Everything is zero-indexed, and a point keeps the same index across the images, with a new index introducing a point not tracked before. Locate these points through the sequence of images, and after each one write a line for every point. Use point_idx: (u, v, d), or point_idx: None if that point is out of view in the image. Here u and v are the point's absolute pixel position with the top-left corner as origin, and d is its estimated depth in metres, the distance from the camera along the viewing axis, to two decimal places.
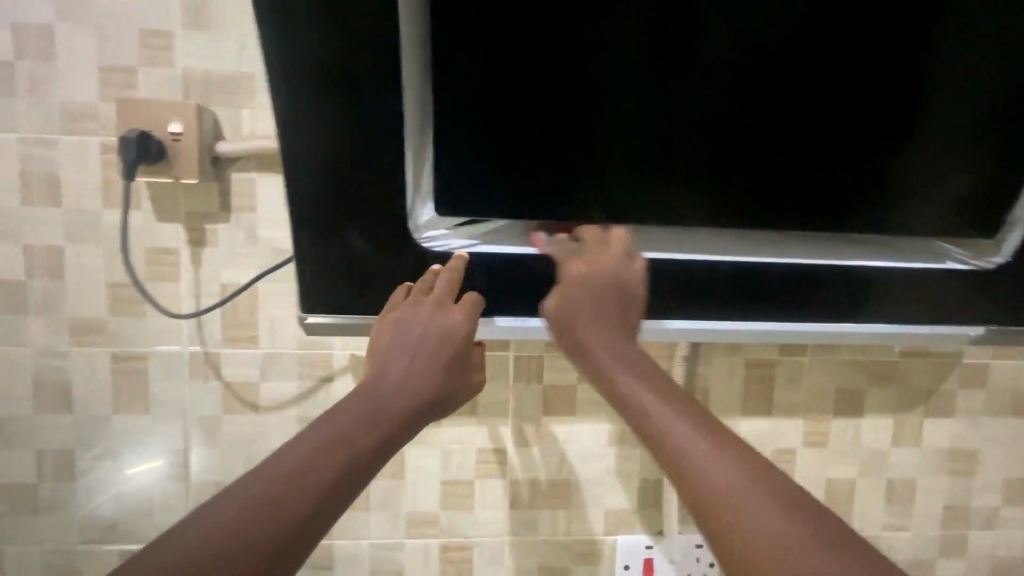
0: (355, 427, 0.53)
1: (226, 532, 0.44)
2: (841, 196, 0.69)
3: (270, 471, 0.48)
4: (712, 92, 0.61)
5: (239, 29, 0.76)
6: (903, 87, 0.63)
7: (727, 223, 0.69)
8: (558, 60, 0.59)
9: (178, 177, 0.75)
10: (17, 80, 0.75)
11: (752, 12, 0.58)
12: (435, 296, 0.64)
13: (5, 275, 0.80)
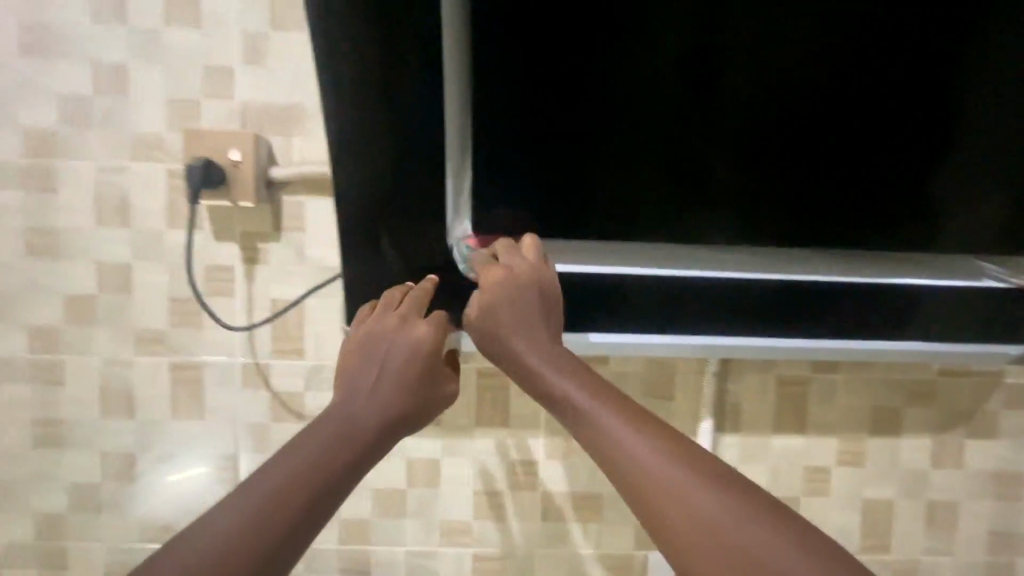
0: (338, 444, 0.57)
1: (226, 540, 0.50)
2: (844, 195, 0.69)
3: (260, 493, 0.52)
4: (725, 116, 0.64)
5: (293, 63, 0.82)
6: (912, 84, 0.63)
7: (751, 241, 0.72)
8: (563, 66, 0.61)
9: (235, 200, 0.81)
10: (95, 113, 0.82)
11: (758, 42, 0.61)
12: (402, 311, 0.66)
13: (79, 290, 0.87)
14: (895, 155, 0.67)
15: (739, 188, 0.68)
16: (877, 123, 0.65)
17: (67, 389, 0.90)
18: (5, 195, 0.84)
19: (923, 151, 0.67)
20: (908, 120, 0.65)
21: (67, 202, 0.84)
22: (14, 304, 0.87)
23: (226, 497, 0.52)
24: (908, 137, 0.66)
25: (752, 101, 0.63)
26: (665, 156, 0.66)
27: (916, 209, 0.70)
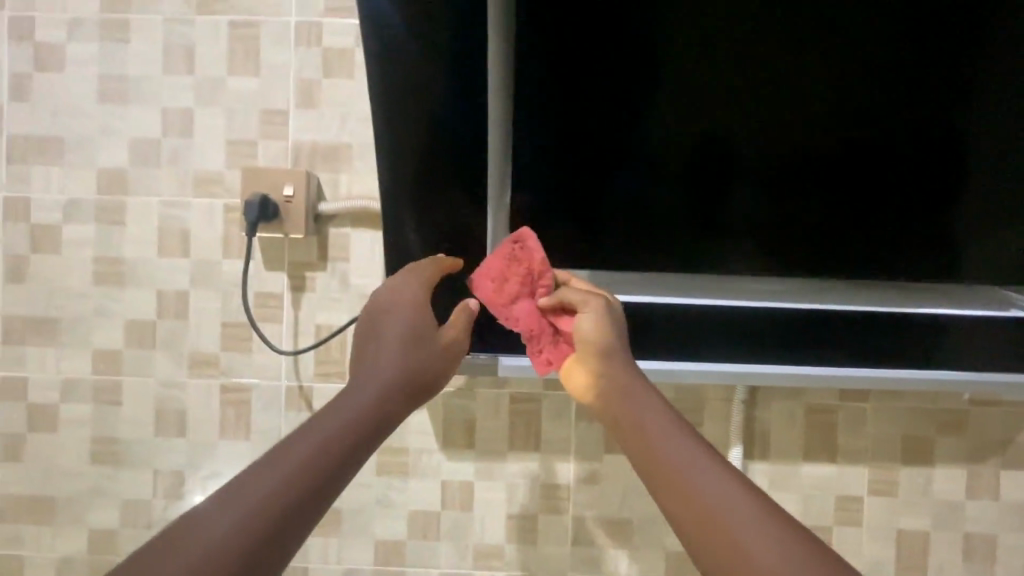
0: (338, 433, 0.53)
1: (216, 546, 0.44)
2: (856, 192, 0.70)
3: (256, 489, 0.47)
4: (725, 131, 0.67)
5: (342, 106, 0.89)
6: (903, 86, 0.65)
7: (768, 255, 0.74)
8: (585, 70, 0.64)
9: (287, 233, 0.87)
10: (162, 153, 0.90)
11: (744, 58, 0.64)
12: (394, 282, 0.65)
13: (140, 315, 0.93)
14: (906, 152, 0.68)
15: (754, 184, 0.70)
16: (887, 120, 0.67)
17: (124, 409, 0.95)
18: (79, 228, 0.91)
19: (933, 149, 0.68)
20: (919, 116, 0.66)
21: (133, 234, 0.91)
22: (81, 328, 0.94)
23: (223, 490, 0.47)
24: (918, 134, 0.67)
25: (764, 98, 0.66)
26: (680, 156, 0.68)
27: (929, 209, 0.71)
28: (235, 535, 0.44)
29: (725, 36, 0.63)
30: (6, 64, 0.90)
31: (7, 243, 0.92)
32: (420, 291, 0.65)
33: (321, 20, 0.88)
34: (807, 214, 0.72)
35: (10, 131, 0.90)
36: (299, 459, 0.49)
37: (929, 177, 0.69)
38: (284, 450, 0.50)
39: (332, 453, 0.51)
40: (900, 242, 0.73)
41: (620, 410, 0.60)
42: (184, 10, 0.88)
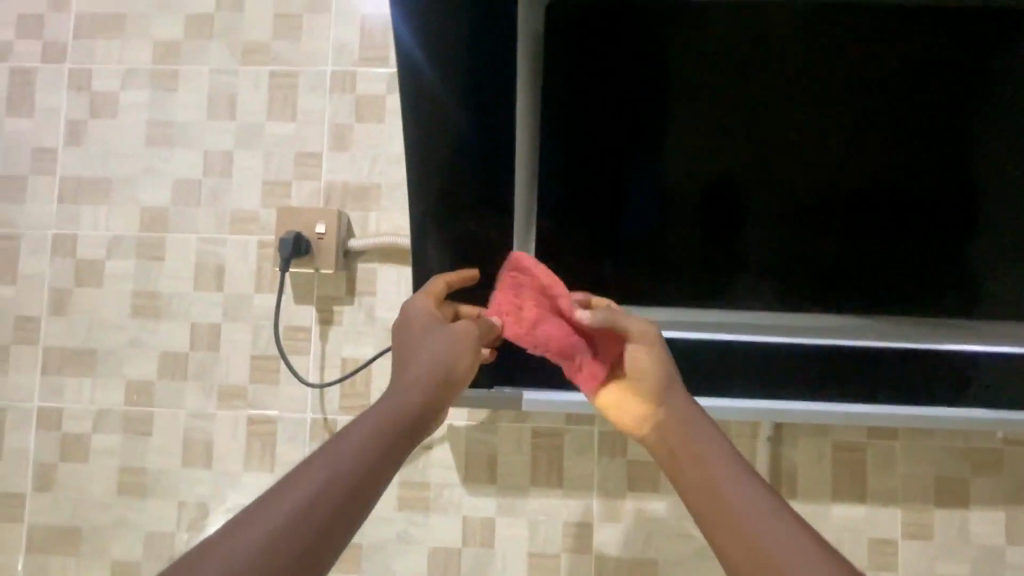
0: (354, 459, 0.49)
1: None
2: (872, 196, 0.66)
3: (269, 520, 0.44)
4: (727, 132, 0.64)
5: (372, 148, 0.93)
6: (912, 84, 0.62)
7: (780, 268, 0.69)
8: (581, 68, 0.61)
9: (318, 267, 0.91)
10: (202, 193, 0.95)
11: (745, 58, 0.62)
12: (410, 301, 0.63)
13: (174, 347, 0.96)
14: (921, 151, 0.64)
15: (761, 188, 0.66)
16: (898, 117, 0.63)
17: (153, 439, 0.97)
18: (121, 264, 0.96)
19: (949, 149, 0.64)
20: (931, 112, 0.63)
21: (172, 269, 0.95)
22: (118, 360, 0.97)
23: (239, 517, 0.45)
24: (933, 132, 0.63)
25: (766, 97, 0.63)
26: (683, 159, 0.64)
27: (951, 214, 0.66)
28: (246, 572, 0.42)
29: (722, 29, 0.61)
30: (63, 111, 0.96)
31: (54, 278, 0.97)
32: (432, 298, 0.63)
33: (355, 69, 0.94)
34: (820, 222, 0.67)
35: (63, 173, 0.96)
36: (323, 475, 0.47)
37: (948, 179, 0.65)
38: (307, 465, 0.48)
39: (357, 466, 0.49)
40: (922, 253, 0.68)
41: (672, 441, 0.57)
42: (228, 61, 0.94)
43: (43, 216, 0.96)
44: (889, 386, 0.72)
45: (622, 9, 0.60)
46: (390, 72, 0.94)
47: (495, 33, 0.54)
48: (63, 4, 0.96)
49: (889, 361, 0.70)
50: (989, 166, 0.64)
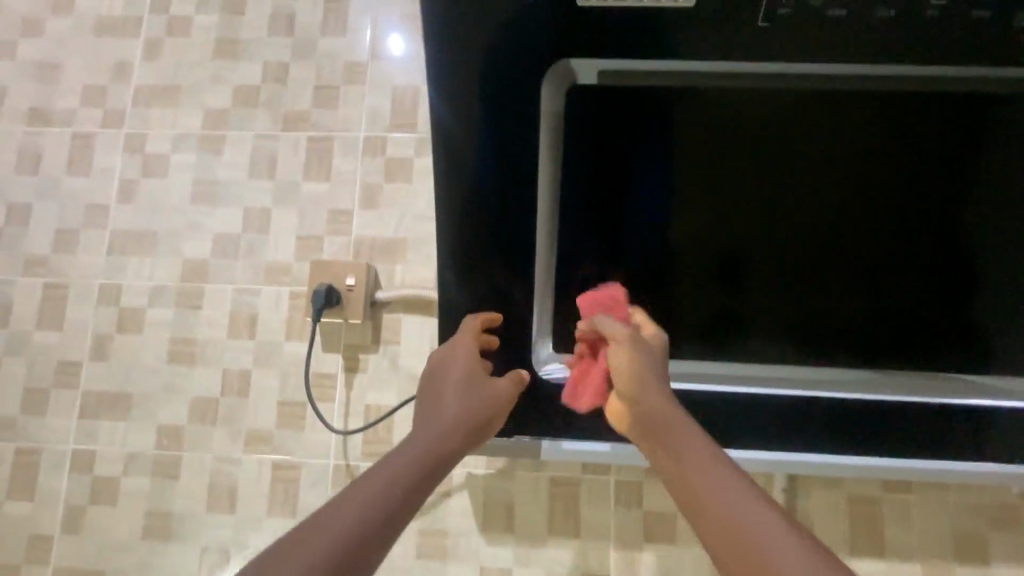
0: (399, 476, 0.55)
1: None
2: (871, 266, 0.68)
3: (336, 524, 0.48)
4: (730, 171, 0.65)
5: (400, 206, 1.00)
6: (922, 122, 0.61)
7: (779, 298, 0.71)
8: (589, 149, 0.65)
9: (347, 318, 0.96)
10: (240, 246, 1.01)
11: (756, 101, 0.61)
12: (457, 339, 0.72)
13: (206, 392, 1.00)
14: (918, 225, 0.66)
15: (764, 261, 0.69)
16: (896, 195, 0.65)
17: (180, 483, 0.99)
18: (161, 312, 1.02)
19: (945, 223, 0.66)
20: (927, 190, 0.64)
21: (208, 318, 1.01)
22: (151, 404, 1.00)
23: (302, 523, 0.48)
24: (930, 208, 0.65)
25: (771, 137, 0.63)
26: (686, 232, 0.68)
27: (948, 281, 0.68)
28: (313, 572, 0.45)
29: (722, 114, 0.62)
30: (118, 171, 1.04)
31: (97, 325, 1.02)
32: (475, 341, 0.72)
33: (387, 134, 1.01)
34: (822, 290, 0.70)
35: (113, 227, 1.03)
36: (364, 505, 0.51)
37: (944, 248, 0.67)
38: (347, 498, 0.51)
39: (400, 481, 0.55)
40: (918, 309, 0.70)
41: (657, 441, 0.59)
42: (271, 127, 1.03)
43: (93, 266, 1.03)
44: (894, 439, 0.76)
45: (625, 95, 0.62)
46: (418, 137, 1.01)
47: (518, 115, 0.61)
48: (125, 77, 1.06)
49: (888, 416, 0.74)
50: (985, 239, 0.66)
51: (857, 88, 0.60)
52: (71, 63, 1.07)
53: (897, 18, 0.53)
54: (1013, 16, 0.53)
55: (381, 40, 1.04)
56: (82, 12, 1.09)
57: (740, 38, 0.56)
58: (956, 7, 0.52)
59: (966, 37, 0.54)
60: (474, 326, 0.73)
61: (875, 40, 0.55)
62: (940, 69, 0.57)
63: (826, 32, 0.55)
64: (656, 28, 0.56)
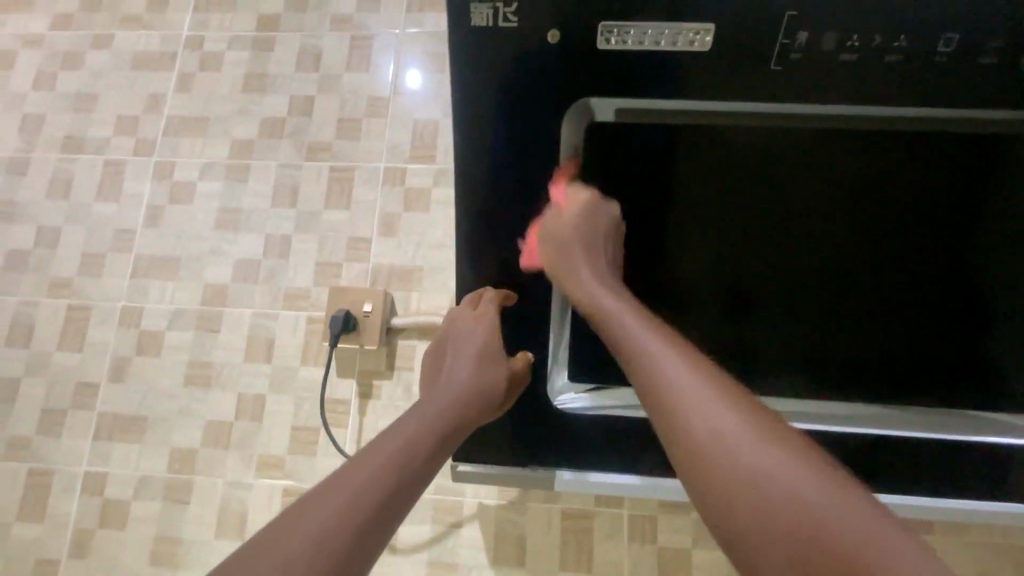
0: (400, 453, 0.56)
1: (300, 554, 0.46)
2: (877, 301, 0.69)
3: (339, 503, 0.50)
4: (732, 202, 0.66)
5: (417, 234, 1.02)
6: (925, 158, 0.62)
7: (781, 327, 0.71)
8: (605, 181, 0.68)
9: (362, 343, 0.97)
10: (260, 272, 1.03)
11: (761, 137, 0.63)
12: (475, 315, 0.73)
13: (220, 416, 1.00)
14: (924, 261, 0.66)
15: (770, 295, 0.70)
16: (897, 229, 0.66)
17: (190, 508, 0.98)
18: (180, 335, 1.03)
19: (953, 260, 0.66)
20: (934, 227, 0.65)
21: (226, 341, 1.02)
22: (165, 427, 1.01)
23: (306, 499, 0.50)
24: (936, 243, 0.66)
25: (774, 169, 0.64)
26: (695, 265, 0.70)
27: (957, 319, 0.68)
28: (313, 549, 0.46)
29: (727, 149, 0.63)
30: (146, 197, 1.08)
31: (117, 346, 1.04)
32: (490, 322, 0.73)
33: (406, 165, 1.04)
34: (830, 324, 0.70)
35: (137, 252, 1.06)
36: (362, 484, 0.52)
37: (952, 286, 0.67)
38: (349, 475, 0.52)
39: (403, 458, 0.56)
40: (920, 342, 0.70)
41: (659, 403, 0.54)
42: (294, 157, 1.06)
43: (116, 289, 1.05)
44: (911, 478, 0.75)
45: (637, 134, 0.64)
46: (436, 168, 1.04)
47: (539, 151, 0.64)
48: (157, 107, 1.11)
49: (902, 449, 0.73)
50: (995, 277, 0.66)
51: (865, 127, 0.61)
52: (106, 95, 1.12)
53: (904, 64, 0.55)
54: (1019, 62, 0.54)
55: (402, 76, 1.08)
56: (119, 47, 1.14)
57: (753, 82, 0.58)
58: (960, 53, 0.54)
59: (973, 82, 0.56)
60: (491, 316, 0.73)
61: (883, 83, 0.57)
62: (945, 111, 0.59)
63: (836, 76, 0.57)
64: (673, 72, 0.58)
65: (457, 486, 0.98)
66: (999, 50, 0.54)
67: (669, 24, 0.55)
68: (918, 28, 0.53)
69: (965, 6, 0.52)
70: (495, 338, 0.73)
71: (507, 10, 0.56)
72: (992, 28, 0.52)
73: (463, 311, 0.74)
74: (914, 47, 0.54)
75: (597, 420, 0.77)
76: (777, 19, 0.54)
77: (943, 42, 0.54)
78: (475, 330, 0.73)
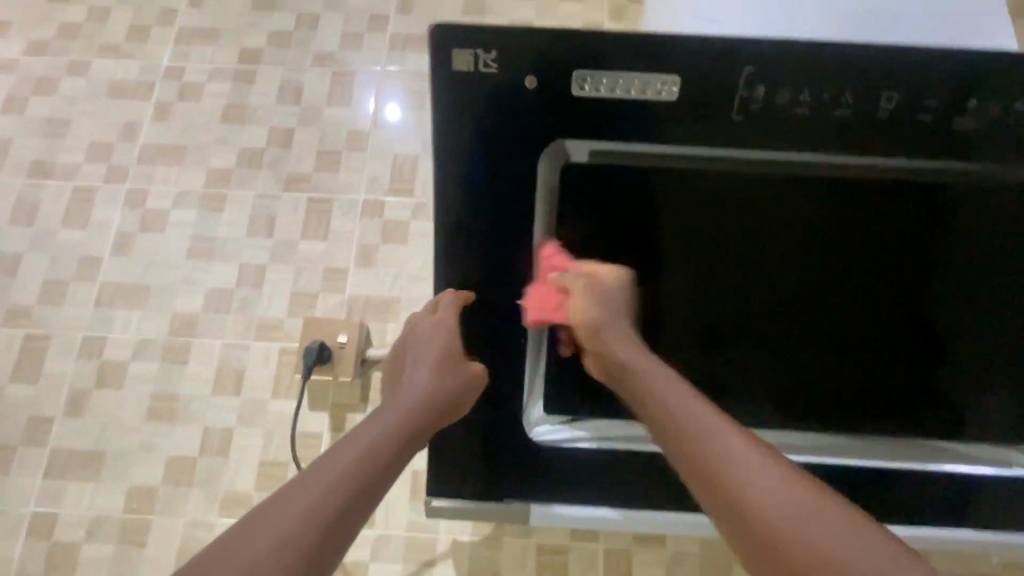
0: (373, 447, 0.57)
1: (279, 542, 0.47)
2: (844, 331, 0.72)
3: (316, 493, 0.51)
4: (702, 244, 0.69)
5: (395, 266, 1.02)
6: (881, 205, 0.66)
7: (745, 362, 0.75)
8: (585, 214, 0.70)
9: (336, 375, 0.96)
10: (233, 302, 1.02)
11: (731, 184, 0.66)
12: (437, 318, 0.72)
13: (184, 452, 0.96)
14: (884, 299, 0.70)
15: (740, 326, 0.73)
16: (858, 270, 0.69)
17: (147, 551, 0.93)
18: (145, 367, 1.00)
19: (908, 300, 0.70)
20: (892, 269, 0.69)
21: (193, 373, 0.99)
22: (124, 463, 0.96)
23: (284, 489, 0.51)
24: (893, 284, 0.70)
25: (743, 213, 0.67)
26: (675, 291, 0.73)
27: (915, 350, 0.72)
28: (291, 538, 0.48)
29: (698, 194, 0.66)
30: (116, 225, 1.06)
31: (76, 378, 1.00)
32: (451, 323, 0.72)
33: (384, 198, 1.05)
34: (801, 351, 0.74)
35: (104, 280, 1.03)
36: (340, 474, 0.53)
37: (913, 318, 0.71)
38: (327, 466, 0.54)
39: (377, 450, 0.57)
40: (877, 376, 0.74)
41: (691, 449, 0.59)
42: (272, 188, 1.06)
43: (77, 318, 1.02)
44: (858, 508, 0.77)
45: (614, 172, 0.66)
46: (415, 201, 1.05)
47: (518, 187, 0.67)
48: (132, 135, 1.10)
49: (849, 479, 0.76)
50: (950, 310, 0.70)
51: (829, 169, 0.65)
52: (79, 121, 1.11)
53: (852, 118, 0.60)
54: (953, 119, 0.60)
55: (383, 110, 1.10)
56: (95, 74, 1.13)
57: (717, 130, 0.62)
58: (900, 111, 0.60)
59: (915, 138, 0.61)
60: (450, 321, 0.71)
61: (836, 136, 0.61)
62: (896, 160, 0.63)
63: (792, 128, 0.61)
64: (644, 118, 0.62)
65: (431, 522, 0.96)
66: (935, 108, 0.59)
67: (639, 75, 0.60)
68: (860, 87, 0.59)
69: (898, 68, 0.58)
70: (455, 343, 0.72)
71: (488, 58, 0.60)
72: (926, 89, 0.58)
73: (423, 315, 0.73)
74: (859, 104, 0.60)
75: (575, 452, 0.78)
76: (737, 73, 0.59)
77: (885, 99, 0.59)
78: (436, 332, 0.71)
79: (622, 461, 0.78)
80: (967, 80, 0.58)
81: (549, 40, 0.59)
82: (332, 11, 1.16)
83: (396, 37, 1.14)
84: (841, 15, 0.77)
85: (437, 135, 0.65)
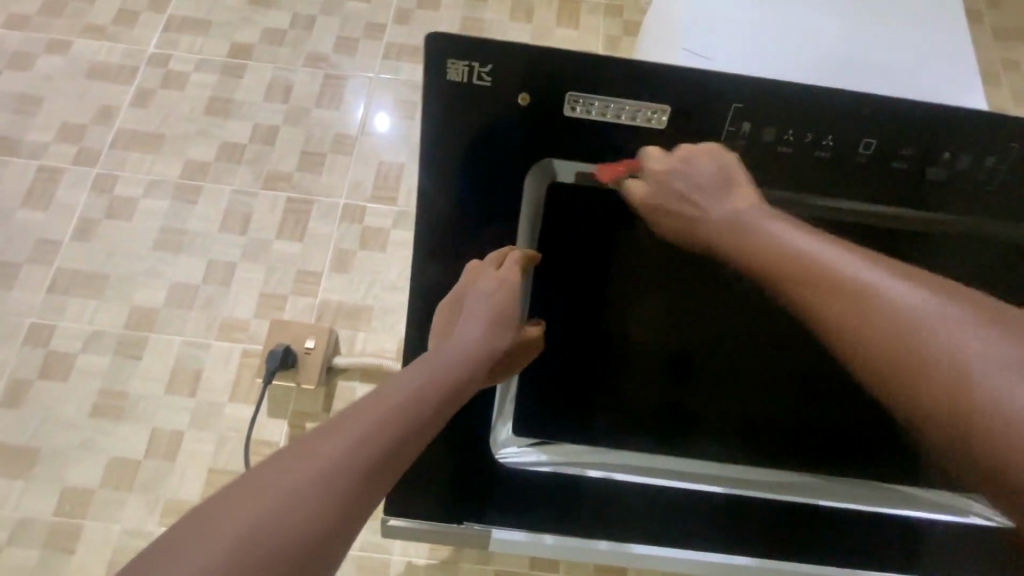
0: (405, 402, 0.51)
1: (299, 500, 0.42)
2: (816, 368, 0.70)
3: (337, 448, 0.45)
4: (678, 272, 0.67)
5: (370, 272, 1.00)
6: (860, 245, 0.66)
7: (721, 397, 0.73)
8: (561, 231, 0.67)
9: (300, 382, 0.92)
10: (196, 299, 0.97)
11: None
12: (501, 274, 0.66)
13: (127, 453, 0.90)
14: None
15: (719, 360, 0.71)
16: None
17: (76, 559, 0.86)
18: (96, 359, 0.94)
19: None
20: None
21: (146, 369, 0.94)
22: (61, 461, 0.90)
23: (305, 437, 0.46)
24: None
25: None
26: (648, 320, 0.70)
27: None
28: (305, 497, 0.43)
29: None
30: (80, 208, 1.01)
31: (18, 366, 0.93)
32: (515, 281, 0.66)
33: (365, 204, 1.03)
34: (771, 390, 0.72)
35: (61, 264, 0.98)
36: (369, 428, 0.47)
37: None
38: (355, 416, 0.48)
39: (409, 410, 0.51)
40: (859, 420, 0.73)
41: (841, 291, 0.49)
42: (250, 183, 1.04)
43: (27, 303, 0.96)
44: (828, 551, 0.75)
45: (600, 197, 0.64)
46: (397, 209, 1.04)
47: (504, 200, 0.66)
48: (108, 119, 1.06)
49: (820, 522, 0.75)
50: None
51: (813, 211, 0.64)
52: (53, 101, 1.07)
53: (832, 160, 0.62)
54: (925, 169, 0.62)
55: (372, 117, 1.09)
56: (75, 55, 1.10)
57: None
58: (877, 158, 0.61)
59: (890, 186, 0.62)
60: (514, 280, 0.66)
61: (817, 177, 0.63)
62: (876, 205, 0.63)
63: (775, 165, 0.62)
64: (633, 143, 0.62)
65: (386, 542, 0.92)
66: (909, 157, 0.61)
67: (629, 101, 0.60)
68: (841, 131, 0.61)
69: (875, 116, 0.60)
70: (513, 303, 0.66)
71: (482, 71, 0.60)
72: (900, 137, 0.60)
73: (487, 267, 0.67)
74: (839, 147, 0.61)
75: (541, 476, 0.75)
76: (725, 107, 0.60)
77: (863, 145, 0.61)
78: (498, 289, 0.65)
79: (592, 490, 0.75)
80: (938, 134, 0.60)
81: (545, 59, 0.59)
82: (328, 15, 1.16)
83: (391, 46, 1.14)
84: (826, 62, 0.80)
85: (426, 143, 0.64)
